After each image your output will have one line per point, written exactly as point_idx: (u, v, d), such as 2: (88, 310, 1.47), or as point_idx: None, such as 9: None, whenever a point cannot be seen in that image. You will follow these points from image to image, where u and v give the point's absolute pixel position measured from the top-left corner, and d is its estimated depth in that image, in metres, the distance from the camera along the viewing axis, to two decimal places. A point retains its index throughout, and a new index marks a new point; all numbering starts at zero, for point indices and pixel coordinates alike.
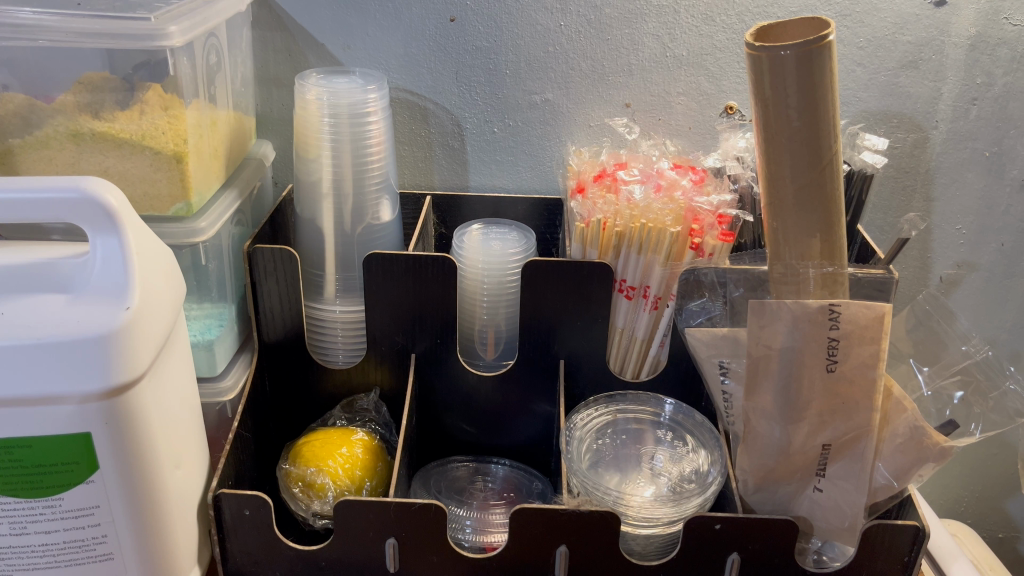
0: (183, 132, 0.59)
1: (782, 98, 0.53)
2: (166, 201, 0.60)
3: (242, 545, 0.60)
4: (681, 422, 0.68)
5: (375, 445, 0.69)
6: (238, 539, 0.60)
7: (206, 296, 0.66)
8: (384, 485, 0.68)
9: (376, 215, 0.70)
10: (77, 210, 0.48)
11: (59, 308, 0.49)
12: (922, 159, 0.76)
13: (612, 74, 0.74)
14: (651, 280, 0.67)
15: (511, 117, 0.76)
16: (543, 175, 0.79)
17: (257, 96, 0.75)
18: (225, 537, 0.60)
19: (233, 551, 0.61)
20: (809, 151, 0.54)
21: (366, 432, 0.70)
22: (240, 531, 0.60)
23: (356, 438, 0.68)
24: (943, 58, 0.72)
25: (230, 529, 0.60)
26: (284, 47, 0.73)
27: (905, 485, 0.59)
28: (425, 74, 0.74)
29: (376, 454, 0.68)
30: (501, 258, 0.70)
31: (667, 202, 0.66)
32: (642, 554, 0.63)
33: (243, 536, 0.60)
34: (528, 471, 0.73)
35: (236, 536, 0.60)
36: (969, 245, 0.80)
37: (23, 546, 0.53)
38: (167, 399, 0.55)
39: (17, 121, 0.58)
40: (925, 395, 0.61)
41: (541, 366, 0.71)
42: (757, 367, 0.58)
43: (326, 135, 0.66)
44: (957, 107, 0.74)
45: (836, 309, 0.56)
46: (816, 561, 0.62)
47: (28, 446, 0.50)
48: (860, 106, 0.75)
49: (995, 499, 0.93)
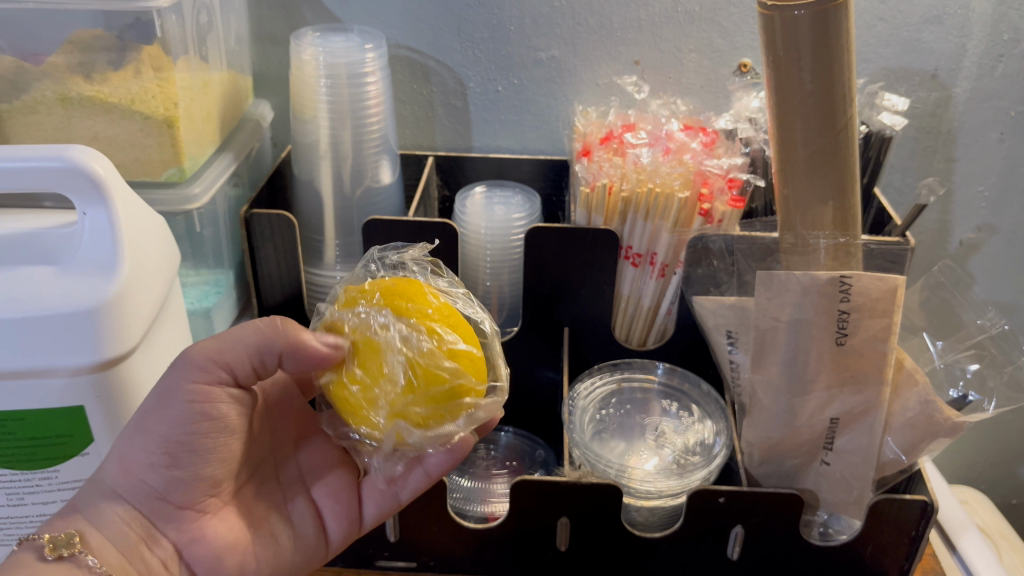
0: (174, 96, 0.56)
1: (795, 59, 0.51)
2: (158, 166, 0.58)
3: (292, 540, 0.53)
4: (687, 390, 0.67)
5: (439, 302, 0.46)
6: (356, 500, 0.55)
7: (203, 262, 0.65)
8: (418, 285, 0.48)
9: (376, 177, 0.68)
10: (61, 180, 0.47)
11: (47, 279, 0.48)
12: (944, 119, 0.73)
13: (620, 31, 0.71)
14: (658, 247, 0.65)
15: (515, 75, 0.73)
16: (549, 135, 0.77)
17: (253, 55, 0.73)
18: (323, 515, 0.54)
19: (295, 565, 0.53)
20: (822, 116, 0.52)
21: (403, 292, 0.46)
22: (318, 460, 0.55)
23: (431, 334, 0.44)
24: (968, 13, 0.69)
25: (313, 478, 0.55)
26: (280, 2, 0.70)
27: (914, 459, 0.57)
28: (426, 31, 0.71)
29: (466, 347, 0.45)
30: (505, 223, 0.68)
31: (676, 165, 0.64)
32: (644, 525, 0.62)
33: (274, 529, 0.53)
34: (531, 439, 0.72)
35: (327, 479, 0.55)
36: (990, 208, 0.77)
37: (21, 517, 0.53)
38: None
39: (5, 84, 0.56)
40: (938, 367, 0.59)
41: (546, 331, 0.70)
42: (765, 340, 0.57)
43: (322, 96, 0.64)
44: (982, 63, 0.71)
45: (848, 281, 0.54)
46: (822, 534, 0.61)
47: (20, 419, 0.49)
48: (881, 64, 0.72)
49: (1008, 465, 0.92)
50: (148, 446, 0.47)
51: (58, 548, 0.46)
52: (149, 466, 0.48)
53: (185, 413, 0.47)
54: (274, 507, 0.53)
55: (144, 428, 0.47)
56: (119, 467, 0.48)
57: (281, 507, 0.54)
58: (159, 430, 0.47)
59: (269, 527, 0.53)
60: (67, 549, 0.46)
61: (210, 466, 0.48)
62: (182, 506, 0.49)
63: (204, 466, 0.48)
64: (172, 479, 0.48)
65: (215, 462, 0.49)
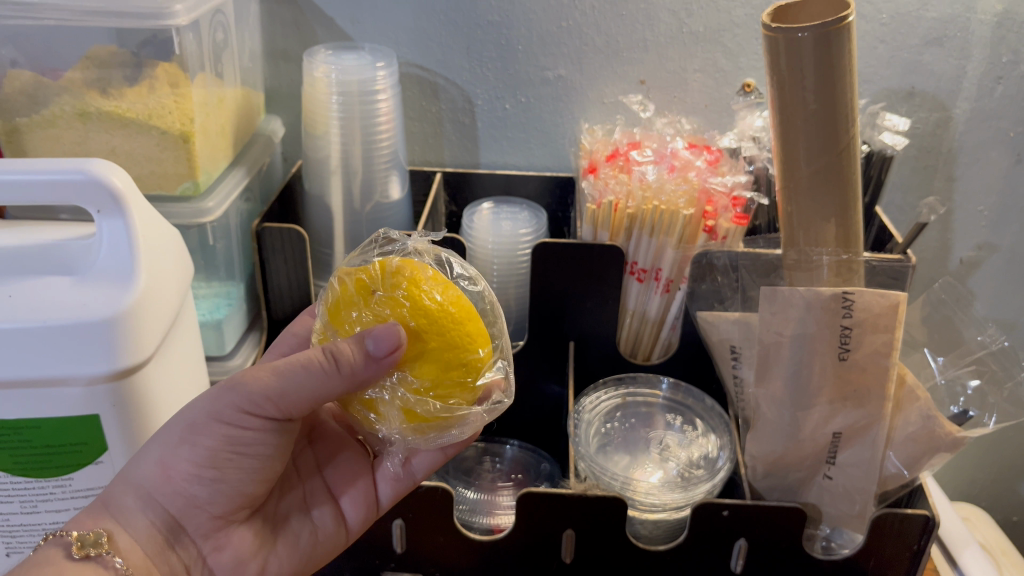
0: (190, 111, 0.58)
1: (798, 80, 0.52)
2: (173, 180, 0.60)
3: (314, 537, 0.55)
4: (691, 405, 0.68)
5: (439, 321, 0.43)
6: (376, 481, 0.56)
7: (214, 275, 0.66)
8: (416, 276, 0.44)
9: (385, 193, 0.69)
10: (80, 192, 0.48)
11: (66, 290, 0.49)
12: (944, 139, 0.75)
13: (626, 51, 0.72)
14: (663, 263, 0.66)
15: (523, 93, 0.75)
16: (555, 153, 0.78)
17: (266, 71, 0.74)
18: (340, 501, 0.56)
19: (316, 560, 0.55)
20: (825, 135, 0.53)
21: (431, 316, 0.43)
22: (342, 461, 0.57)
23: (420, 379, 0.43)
24: (968, 36, 0.70)
25: (325, 463, 0.57)
26: (293, 21, 0.72)
27: (916, 473, 0.58)
28: (436, 50, 0.73)
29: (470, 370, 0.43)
30: (512, 238, 0.69)
31: (681, 182, 0.65)
32: (649, 539, 0.63)
33: (295, 530, 0.54)
34: (537, 452, 0.73)
35: (338, 462, 0.57)
36: (990, 226, 0.78)
37: (34, 525, 0.54)
38: (178, 399, 0.57)
39: (24, 99, 0.57)
40: (939, 383, 0.60)
41: (552, 345, 0.71)
42: (768, 354, 0.58)
43: (334, 113, 0.65)
44: (981, 85, 0.72)
45: (850, 297, 0.55)
46: (823, 548, 0.62)
47: (36, 426, 0.50)
48: (881, 85, 0.73)
49: (1009, 482, 0.93)
50: (195, 459, 0.47)
51: (85, 548, 0.46)
52: (190, 475, 0.48)
53: (236, 431, 0.47)
54: (298, 506, 0.55)
55: (190, 438, 0.47)
56: (159, 472, 0.48)
57: (305, 505, 0.55)
58: (202, 447, 0.47)
59: (291, 528, 0.54)
60: (95, 549, 0.46)
61: (248, 482, 0.49)
62: (216, 516, 0.49)
63: (242, 482, 0.49)
64: (212, 490, 0.48)
65: (251, 481, 0.49)
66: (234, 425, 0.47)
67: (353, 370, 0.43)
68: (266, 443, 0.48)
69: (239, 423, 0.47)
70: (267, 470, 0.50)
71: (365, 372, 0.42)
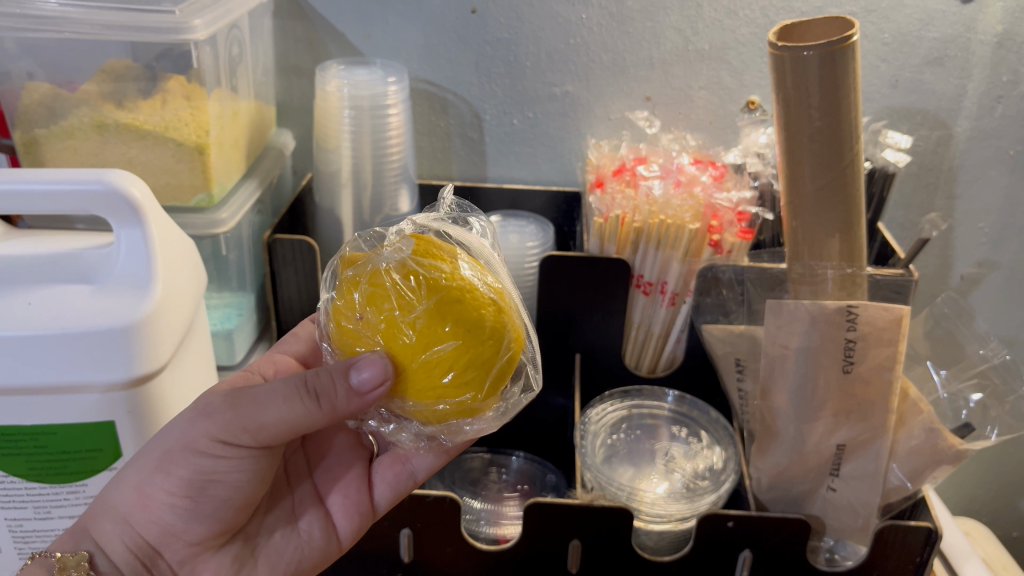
0: (205, 123, 0.59)
1: (804, 97, 0.53)
2: (188, 191, 0.61)
3: (300, 548, 0.54)
4: (696, 418, 0.68)
5: (433, 336, 0.40)
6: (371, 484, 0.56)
7: (226, 286, 0.67)
8: (390, 302, 0.41)
9: (395, 206, 0.70)
10: (102, 203, 0.49)
11: (84, 298, 0.50)
12: (944, 157, 0.76)
13: (633, 68, 0.73)
14: (668, 276, 0.67)
15: (530, 109, 0.76)
16: (562, 168, 0.79)
17: (277, 86, 0.75)
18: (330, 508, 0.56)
19: (306, 569, 0.55)
20: (830, 152, 0.54)
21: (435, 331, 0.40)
22: (335, 466, 0.57)
23: (431, 403, 0.42)
24: (968, 56, 0.71)
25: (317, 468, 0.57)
26: (305, 37, 0.73)
27: (919, 486, 0.58)
28: (445, 66, 0.74)
29: (484, 374, 0.41)
30: (519, 250, 0.70)
31: (687, 197, 0.66)
32: (653, 550, 0.63)
33: (279, 545, 0.54)
34: (542, 463, 0.74)
35: (330, 467, 0.57)
36: (991, 244, 0.79)
37: (46, 530, 0.54)
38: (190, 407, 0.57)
39: (41, 111, 0.58)
40: (941, 397, 0.60)
41: (558, 357, 0.72)
42: (775, 366, 0.59)
43: (346, 126, 0.66)
44: (981, 104, 0.73)
45: (854, 311, 0.56)
46: (827, 560, 0.61)
47: (52, 433, 0.50)
48: (883, 103, 0.75)
49: (1009, 498, 0.93)
50: (170, 486, 0.47)
51: (68, 569, 0.48)
52: (166, 502, 0.48)
53: (208, 462, 0.46)
54: (283, 519, 0.55)
55: (164, 466, 0.47)
56: (136, 497, 0.48)
57: (293, 516, 0.55)
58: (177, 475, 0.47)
59: (275, 543, 0.54)
60: (76, 570, 0.48)
61: (222, 510, 0.49)
62: (192, 543, 0.50)
63: (218, 510, 0.49)
64: (189, 519, 0.49)
65: (227, 509, 0.49)
66: (206, 455, 0.46)
67: (334, 406, 0.43)
68: (239, 473, 0.48)
69: (213, 453, 0.46)
70: (244, 498, 0.49)
71: (347, 405, 0.42)
